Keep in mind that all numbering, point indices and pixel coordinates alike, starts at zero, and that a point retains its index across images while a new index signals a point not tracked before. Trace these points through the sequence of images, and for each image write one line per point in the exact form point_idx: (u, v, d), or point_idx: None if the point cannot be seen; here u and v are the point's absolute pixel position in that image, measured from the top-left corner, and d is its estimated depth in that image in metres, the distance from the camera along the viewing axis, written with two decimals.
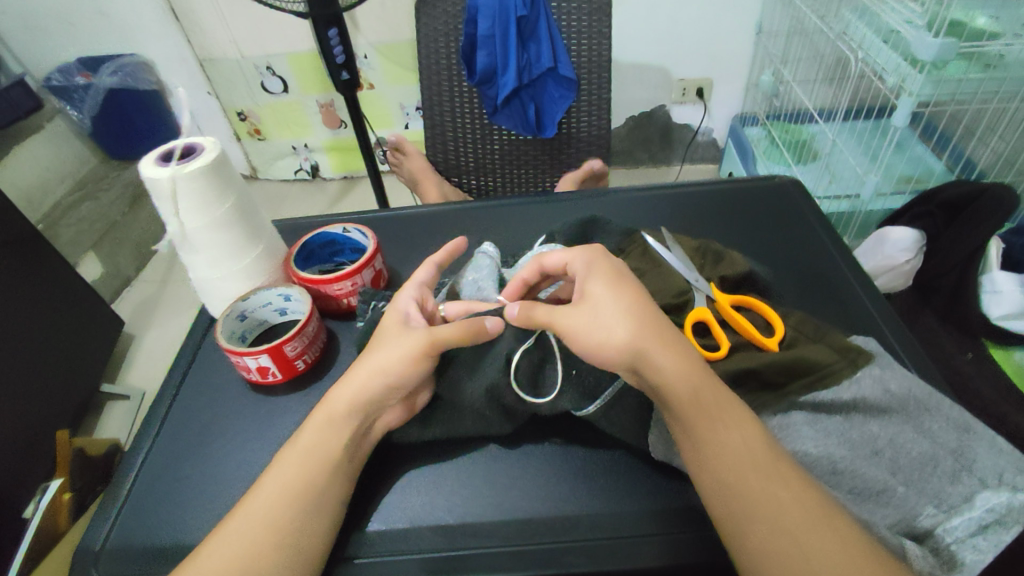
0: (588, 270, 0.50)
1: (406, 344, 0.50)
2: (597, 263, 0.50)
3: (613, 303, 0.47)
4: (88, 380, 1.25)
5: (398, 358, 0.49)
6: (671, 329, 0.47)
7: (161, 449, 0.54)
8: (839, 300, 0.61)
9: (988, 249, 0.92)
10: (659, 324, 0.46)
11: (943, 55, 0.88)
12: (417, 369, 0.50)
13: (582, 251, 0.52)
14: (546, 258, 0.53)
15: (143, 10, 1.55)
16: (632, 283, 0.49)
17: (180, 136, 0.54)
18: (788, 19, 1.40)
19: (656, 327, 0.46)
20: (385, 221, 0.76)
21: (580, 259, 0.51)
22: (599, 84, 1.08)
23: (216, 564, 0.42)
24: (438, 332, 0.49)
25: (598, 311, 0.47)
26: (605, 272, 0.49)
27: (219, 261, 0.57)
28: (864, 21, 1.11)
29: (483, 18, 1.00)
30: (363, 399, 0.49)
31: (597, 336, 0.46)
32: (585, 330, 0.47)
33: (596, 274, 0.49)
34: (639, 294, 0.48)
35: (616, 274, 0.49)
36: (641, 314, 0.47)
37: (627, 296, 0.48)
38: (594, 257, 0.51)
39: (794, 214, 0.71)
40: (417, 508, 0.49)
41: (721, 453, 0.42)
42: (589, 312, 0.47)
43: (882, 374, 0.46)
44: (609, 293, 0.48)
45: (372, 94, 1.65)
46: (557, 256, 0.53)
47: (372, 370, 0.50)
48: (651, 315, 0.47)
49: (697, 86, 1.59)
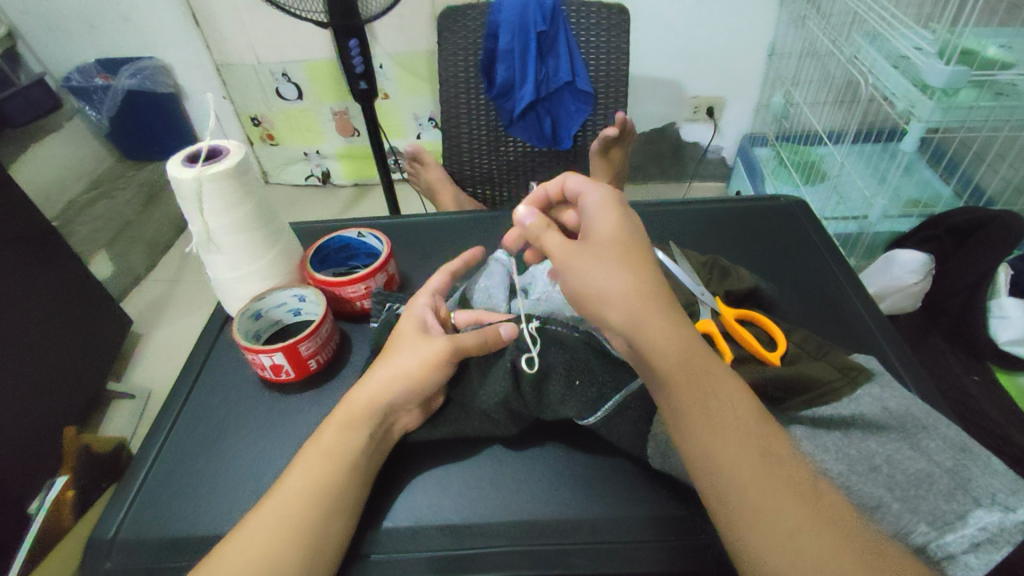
0: (592, 200, 0.50)
1: (428, 349, 0.51)
2: (604, 194, 0.51)
3: (598, 230, 0.48)
4: (95, 378, 1.26)
5: (422, 362, 0.50)
6: (650, 270, 0.46)
7: (175, 444, 0.55)
8: (845, 319, 0.62)
9: (998, 275, 0.93)
10: (633, 255, 0.46)
11: (955, 83, 0.90)
12: (437, 374, 0.50)
13: (600, 185, 0.52)
14: (571, 181, 0.54)
15: (165, 16, 1.58)
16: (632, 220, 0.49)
17: (206, 139, 0.56)
18: (800, 42, 1.42)
19: (629, 259, 0.46)
20: (399, 227, 0.77)
21: (593, 187, 0.51)
22: (615, 98, 1.10)
23: (240, 558, 0.43)
24: (459, 339, 0.50)
25: (591, 257, 0.46)
26: (607, 205, 0.49)
27: (238, 264, 0.58)
28: (875, 47, 1.12)
29: (504, 33, 1.04)
30: (382, 401, 0.50)
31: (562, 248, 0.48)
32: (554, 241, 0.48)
33: (597, 203, 0.50)
34: (631, 230, 0.48)
35: (620, 221, 0.48)
36: (619, 242, 0.47)
37: (616, 227, 0.48)
38: (607, 190, 0.51)
39: (800, 233, 0.72)
40: (425, 508, 0.49)
41: (720, 462, 0.42)
42: (582, 256, 0.47)
43: (882, 392, 0.47)
44: (601, 219, 0.48)
45: (387, 104, 1.67)
46: (578, 180, 0.54)
47: (390, 374, 0.51)
48: (629, 246, 0.47)
49: (709, 104, 1.61)
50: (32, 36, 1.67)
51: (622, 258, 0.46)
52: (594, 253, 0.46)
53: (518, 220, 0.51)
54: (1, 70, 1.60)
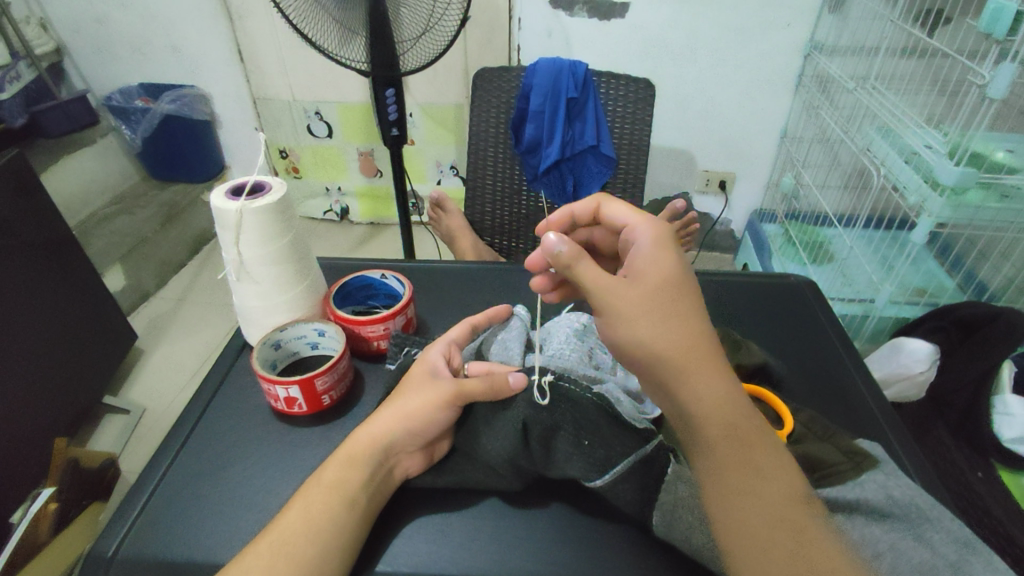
0: (643, 244, 0.53)
1: (433, 393, 0.52)
2: (651, 231, 0.54)
3: (644, 267, 0.50)
4: (88, 391, 1.24)
5: (425, 404, 0.52)
6: (695, 312, 0.49)
7: (184, 465, 0.55)
8: (849, 402, 0.63)
9: (1002, 371, 0.95)
10: (676, 298, 0.49)
11: (965, 182, 0.93)
12: (439, 417, 0.52)
13: (648, 228, 0.54)
14: (610, 206, 0.60)
15: (213, 50, 1.67)
16: (682, 256, 0.52)
17: (252, 174, 0.59)
18: (813, 129, 1.50)
19: (672, 302, 0.48)
20: (419, 272, 0.80)
21: (648, 233, 0.54)
22: (636, 165, 1.14)
23: None
24: (465, 384, 0.51)
25: (640, 306, 0.48)
26: (658, 252, 0.51)
27: (267, 294, 0.60)
28: (888, 141, 1.18)
29: (536, 95, 1.08)
30: (383, 441, 0.51)
31: (607, 282, 0.49)
32: (599, 273, 0.49)
33: (644, 241, 0.53)
34: (681, 270, 0.51)
35: (672, 272, 0.50)
36: (665, 283, 0.49)
37: (663, 265, 0.50)
38: (652, 227, 0.55)
39: (808, 313, 0.74)
40: (423, 555, 0.49)
41: (741, 521, 0.43)
42: (633, 304, 0.48)
43: (886, 480, 0.48)
44: (646, 258, 0.51)
45: (412, 150, 1.73)
46: (622, 209, 0.59)
47: (395, 414, 0.52)
48: (674, 287, 0.49)
49: (720, 178, 1.66)
50: (80, 56, 1.76)
51: (666, 303, 0.48)
52: (638, 295, 0.48)
53: (546, 246, 0.49)
54: (44, 84, 1.67)
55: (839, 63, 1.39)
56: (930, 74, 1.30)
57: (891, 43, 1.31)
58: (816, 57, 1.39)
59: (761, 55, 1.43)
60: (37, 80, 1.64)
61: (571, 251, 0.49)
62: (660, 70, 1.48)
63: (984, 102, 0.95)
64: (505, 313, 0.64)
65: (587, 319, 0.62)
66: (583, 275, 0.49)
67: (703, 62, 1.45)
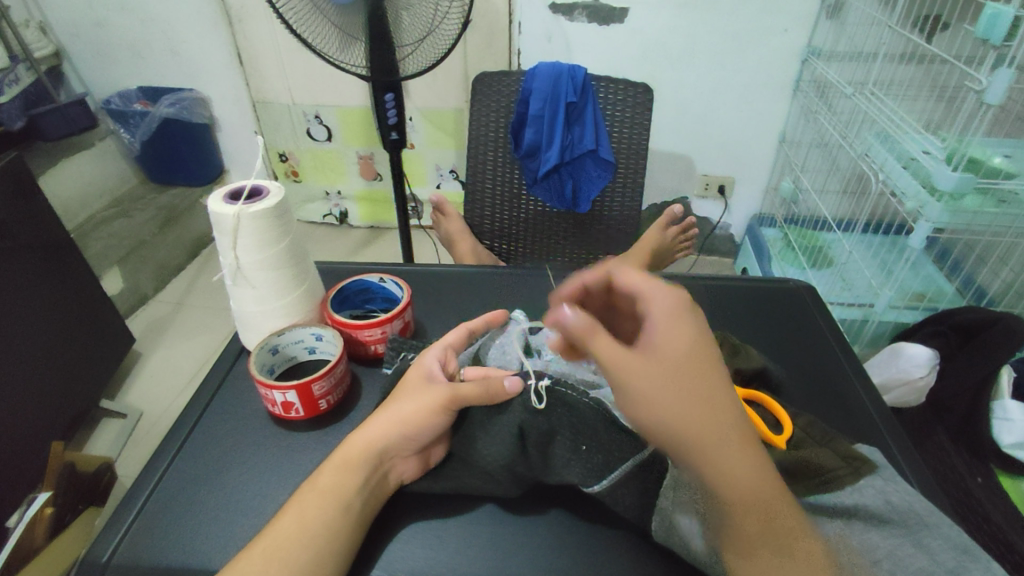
0: (660, 312, 0.47)
1: (428, 396, 0.51)
2: (670, 295, 0.48)
3: (667, 340, 0.44)
4: (85, 395, 1.24)
5: (421, 409, 0.51)
6: (722, 390, 0.44)
7: (180, 470, 0.55)
8: (848, 407, 0.63)
9: (1000, 376, 0.94)
10: (700, 375, 0.44)
11: (962, 187, 0.94)
12: (434, 421, 0.51)
13: (666, 293, 0.48)
14: (623, 274, 0.51)
15: (213, 54, 1.67)
16: (702, 324, 0.47)
17: (250, 178, 0.59)
18: (811, 133, 1.51)
19: (696, 379, 0.43)
20: (417, 276, 0.79)
21: (665, 300, 0.47)
22: (635, 169, 1.14)
23: None
24: (461, 389, 0.51)
25: (663, 389, 0.43)
26: (677, 323, 0.45)
27: (265, 299, 0.60)
28: (886, 147, 1.18)
29: (536, 99, 1.08)
30: (377, 445, 0.50)
31: (622, 356, 0.44)
32: (615, 347, 0.44)
33: (663, 307, 0.47)
34: (704, 342, 0.45)
35: (694, 347, 0.45)
36: (688, 357, 0.44)
37: (686, 339, 0.45)
38: (670, 290, 0.48)
39: (807, 318, 0.74)
40: (420, 561, 0.49)
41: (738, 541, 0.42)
42: (654, 386, 0.43)
43: (885, 485, 0.48)
44: (665, 327, 0.46)
45: (412, 154, 1.73)
46: (638, 276, 0.50)
47: (390, 418, 0.52)
48: (696, 361, 0.44)
49: (719, 183, 1.66)
50: (80, 59, 1.76)
51: (690, 381, 0.43)
52: (658, 373, 0.43)
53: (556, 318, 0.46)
54: (44, 87, 1.67)
55: (837, 68, 1.39)
56: (929, 79, 1.32)
57: (889, 49, 1.31)
58: (813, 62, 1.39)
59: (760, 60, 1.43)
60: (37, 83, 1.64)
61: (584, 323, 0.45)
62: (659, 74, 1.48)
63: (982, 107, 0.95)
64: (502, 318, 0.63)
65: None
66: (595, 352, 0.44)
67: (702, 66, 1.45)
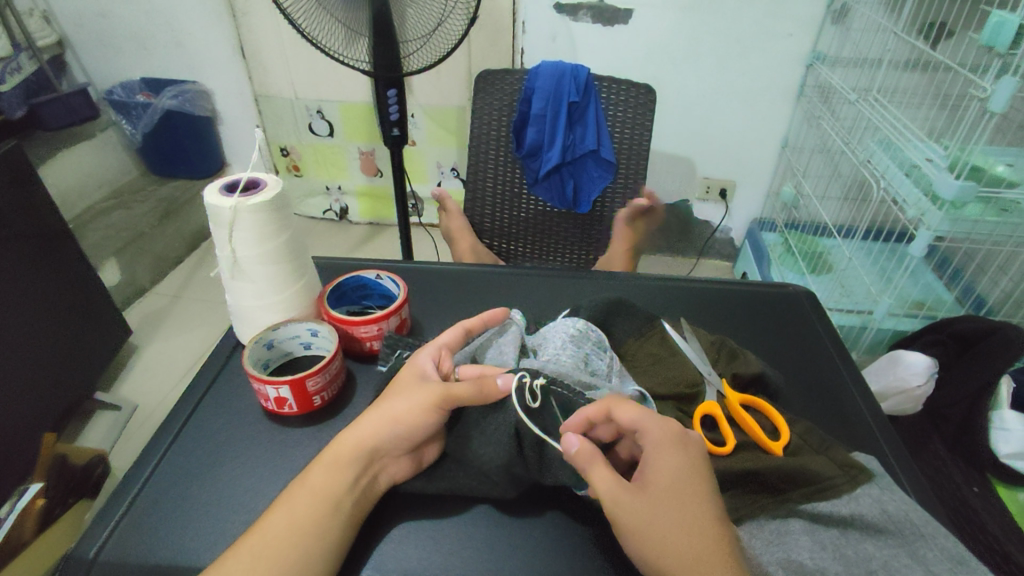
0: (656, 449, 0.46)
1: (421, 395, 0.51)
2: (665, 430, 0.47)
3: (662, 480, 0.45)
4: (77, 388, 1.23)
5: (414, 408, 0.51)
6: (715, 522, 0.44)
7: (172, 465, 0.54)
8: (845, 414, 0.62)
9: (1000, 387, 0.93)
10: (690, 509, 0.44)
11: (964, 196, 0.93)
12: (427, 420, 0.50)
13: (661, 426, 0.47)
14: (619, 409, 0.48)
15: (216, 47, 1.67)
16: (698, 459, 0.47)
17: (247, 171, 0.58)
18: (814, 139, 1.51)
19: (687, 517, 0.44)
20: (416, 274, 0.79)
21: (661, 435, 0.47)
22: (636, 170, 1.14)
23: None
24: (455, 388, 0.51)
25: (656, 530, 0.43)
26: (671, 464, 0.46)
27: (262, 293, 0.60)
28: (888, 154, 1.18)
29: (538, 99, 1.08)
30: (369, 443, 0.50)
31: (612, 492, 0.45)
32: (607, 480, 0.45)
33: (656, 445, 0.46)
34: (699, 484, 0.45)
35: (688, 489, 0.45)
36: (678, 495, 0.44)
37: (680, 478, 0.45)
38: (664, 424, 0.48)
39: (804, 323, 0.74)
40: (413, 561, 0.48)
41: None
42: (648, 527, 0.44)
43: (881, 494, 0.47)
44: (656, 464, 0.46)
45: (413, 151, 1.73)
46: (634, 414, 0.47)
47: (383, 417, 0.51)
48: (687, 497, 0.44)
49: (721, 186, 1.66)
50: (82, 48, 1.75)
51: (679, 516, 0.44)
52: (650, 514, 0.44)
53: (565, 446, 0.47)
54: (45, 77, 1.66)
55: (841, 73, 1.39)
56: (933, 87, 1.32)
57: (894, 57, 1.32)
58: (818, 68, 1.38)
59: (764, 65, 1.43)
60: (38, 73, 1.63)
61: (586, 451, 0.46)
62: (663, 76, 1.47)
63: (985, 115, 0.94)
64: (503, 318, 0.62)
65: (584, 324, 0.59)
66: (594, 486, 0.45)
67: (706, 69, 1.45)
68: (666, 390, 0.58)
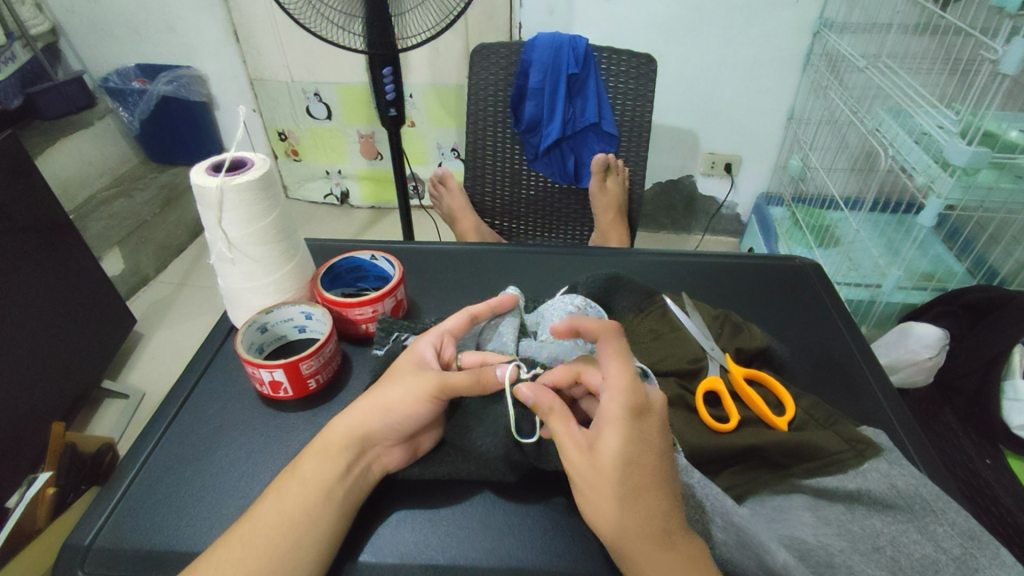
0: (612, 417, 0.43)
1: (416, 383, 0.49)
2: (628, 399, 0.43)
3: (615, 456, 0.42)
4: (86, 377, 1.24)
5: (407, 396, 0.49)
6: (656, 500, 0.42)
7: (167, 450, 0.54)
8: (852, 388, 0.61)
9: (1013, 356, 0.91)
10: (632, 485, 0.42)
11: (976, 163, 0.90)
12: (420, 408, 0.49)
13: (623, 390, 0.44)
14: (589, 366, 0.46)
15: (210, 30, 1.64)
16: (657, 436, 0.43)
17: (231, 150, 0.56)
18: (820, 110, 1.47)
19: (640, 496, 0.42)
20: (412, 254, 0.78)
21: (620, 406, 0.43)
22: (637, 142, 1.11)
23: None
24: (452, 377, 0.49)
25: (608, 503, 0.42)
26: (626, 439, 0.42)
27: (255, 275, 0.59)
28: (898, 122, 1.14)
29: (535, 72, 1.06)
30: (360, 431, 0.49)
31: (564, 450, 0.44)
32: (563, 439, 0.45)
33: (615, 413, 0.43)
34: (655, 461, 0.43)
35: (642, 468, 0.42)
36: (628, 467, 0.42)
37: (637, 455, 0.42)
38: (631, 395, 0.43)
39: (812, 295, 0.72)
40: (410, 545, 0.48)
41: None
42: (600, 497, 0.43)
43: (890, 469, 0.46)
44: (610, 435, 0.43)
45: (413, 132, 1.70)
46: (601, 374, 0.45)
47: (376, 406, 0.50)
48: (633, 474, 0.42)
49: (726, 160, 1.62)
50: (74, 36, 1.73)
51: (621, 487, 0.42)
52: (602, 485, 0.42)
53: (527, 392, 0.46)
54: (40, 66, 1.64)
55: (850, 40, 1.34)
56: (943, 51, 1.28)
57: (904, 19, 1.28)
58: (825, 35, 1.34)
59: (769, 33, 1.38)
60: (32, 62, 1.61)
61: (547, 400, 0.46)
62: (667, 48, 1.44)
63: (998, 77, 0.90)
64: (512, 305, 0.59)
65: (583, 301, 0.58)
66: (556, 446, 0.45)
67: (709, 41, 1.41)
68: (668, 366, 0.56)
